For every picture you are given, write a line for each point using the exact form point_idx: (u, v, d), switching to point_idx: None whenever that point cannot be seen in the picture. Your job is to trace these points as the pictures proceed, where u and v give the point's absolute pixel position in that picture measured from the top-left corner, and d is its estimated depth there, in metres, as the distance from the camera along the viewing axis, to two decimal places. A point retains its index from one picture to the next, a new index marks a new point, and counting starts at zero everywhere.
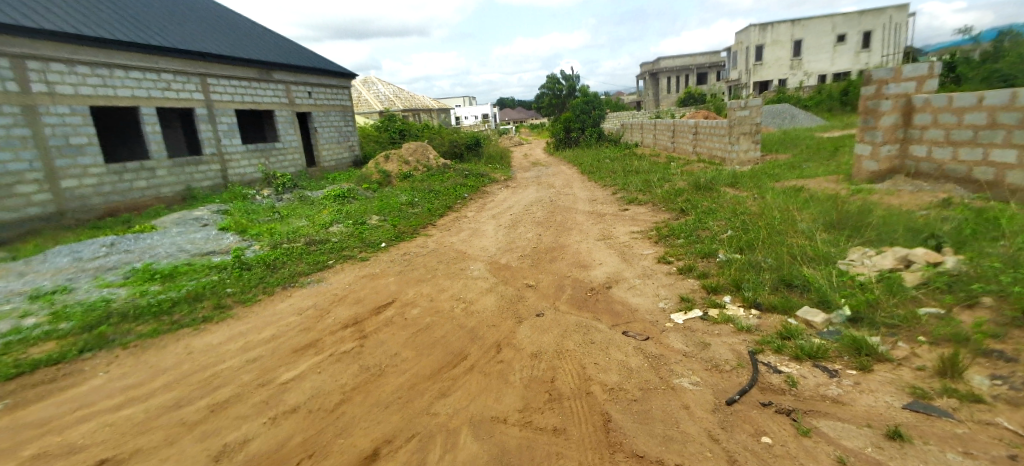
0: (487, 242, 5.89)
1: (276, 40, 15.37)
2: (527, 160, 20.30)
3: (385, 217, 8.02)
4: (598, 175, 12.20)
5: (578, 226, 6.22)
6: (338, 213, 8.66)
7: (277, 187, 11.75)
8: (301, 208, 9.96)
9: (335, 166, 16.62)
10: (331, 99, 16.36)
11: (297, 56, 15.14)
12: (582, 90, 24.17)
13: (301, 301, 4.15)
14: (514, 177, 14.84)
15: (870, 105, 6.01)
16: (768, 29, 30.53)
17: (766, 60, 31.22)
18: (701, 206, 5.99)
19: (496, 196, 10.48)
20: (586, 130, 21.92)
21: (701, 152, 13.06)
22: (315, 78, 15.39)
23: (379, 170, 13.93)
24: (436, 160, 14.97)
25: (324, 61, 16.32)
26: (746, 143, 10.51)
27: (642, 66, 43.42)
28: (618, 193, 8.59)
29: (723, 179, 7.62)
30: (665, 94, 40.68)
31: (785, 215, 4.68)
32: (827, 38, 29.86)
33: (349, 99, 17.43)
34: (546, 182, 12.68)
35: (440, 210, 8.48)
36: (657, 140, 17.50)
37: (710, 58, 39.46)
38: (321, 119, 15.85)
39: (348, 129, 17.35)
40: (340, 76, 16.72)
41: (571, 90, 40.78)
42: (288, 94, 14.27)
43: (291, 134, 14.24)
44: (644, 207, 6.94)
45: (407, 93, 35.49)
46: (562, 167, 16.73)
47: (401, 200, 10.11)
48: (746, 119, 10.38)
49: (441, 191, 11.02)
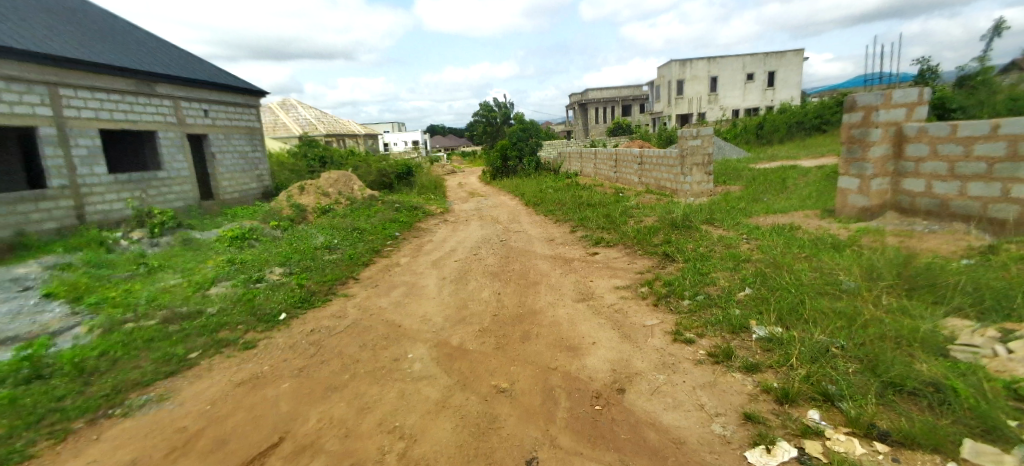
0: (430, 308, 4.40)
1: (167, 50, 13.07)
2: (462, 190, 18.94)
3: (292, 269, 6.26)
4: (546, 208, 11.14)
5: (546, 279, 4.94)
6: (228, 264, 6.71)
7: (151, 228, 9.34)
8: (181, 257, 7.83)
9: (239, 198, 14.22)
10: (232, 121, 14.09)
11: (190, 69, 12.85)
12: (517, 118, 23.52)
13: (110, 454, 2.44)
14: (451, 210, 13.47)
15: (857, 134, 5.34)
16: (688, 65, 32.20)
17: (685, 94, 32.78)
18: (689, 250, 4.99)
19: (434, 235, 9.00)
20: (523, 158, 21.10)
21: (649, 182, 12.50)
22: (212, 94, 13.14)
23: (290, 203, 11.88)
24: (360, 192, 13.18)
25: (227, 78, 14.13)
26: (699, 173, 9.99)
27: (571, 97, 44.42)
28: (578, 231, 7.48)
29: (695, 213, 6.77)
30: (594, 124, 41.63)
31: (814, 268, 3.72)
32: (738, 76, 31.99)
33: (256, 123, 15.19)
34: (489, 215, 11.45)
35: (366, 257, 6.83)
36: (597, 169, 17.01)
37: (634, 92, 41.22)
38: (220, 143, 13.52)
39: (255, 157, 15.03)
40: (245, 94, 14.52)
41: (504, 119, 40.59)
42: (178, 112, 11.92)
43: (180, 161, 11.84)
44: (616, 250, 5.85)
45: (331, 119, 33.09)
46: (502, 197, 15.55)
47: (316, 242, 8.31)
48: (699, 149, 9.86)
49: (367, 230, 9.31)
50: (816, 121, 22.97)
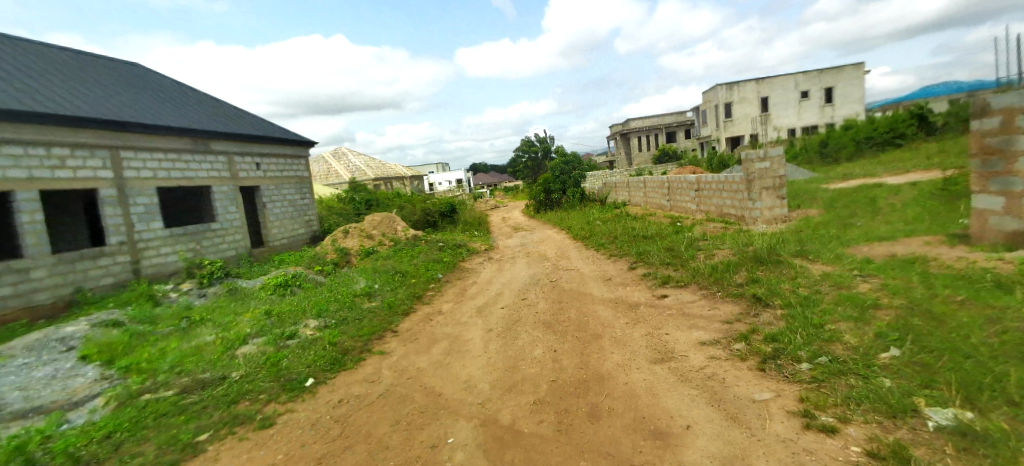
0: (476, 371, 3.74)
1: (224, 109, 13.70)
2: (506, 225, 18.50)
3: (329, 321, 5.82)
4: (597, 242, 10.37)
5: (609, 331, 4.17)
6: (267, 316, 6.38)
7: (200, 278, 9.37)
8: (223, 308, 7.65)
9: (288, 244, 14.41)
10: (283, 170, 14.47)
11: (243, 125, 13.36)
12: (558, 151, 23.14)
13: None
14: (496, 247, 12.96)
15: (995, 144, 4.46)
16: (734, 88, 30.99)
17: (735, 117, 31.35)
18: (787, 294, 4.10)
19: (478, 276, 8.44)
20: (568, 190, 20.51)
21: (708, 209, 11.48)
22: (263, 147, 13.55)
23: (335, 247, 11.79)
24: (405, 233, 12.98)
25: (278, 131, 14.64)
26: (770, 198, 8.94)
27: (612, 127, 43.87)
28: (638, 269, 6.66)
29: (779, 243, 5.81)
30: (638, 152, 40.68)
31: (986, 325, 2.77)
32: (791, 94, 30.36)
33: (305, 170, 15.57)
34: (535, 252, 10.80)
35: (407, 305, 6.31)
36: (647, 198, 16.11)
37: (678, 117, 40.15)
38: (271, 193, 13.86)
39: (304, 202, 15.31)
40: (294, 145, 14.94)
41: (546, 153, 40.51)
42: (231, 167, 12.30)
43: (232, 212, 12.12)
44: (690, 292, 4.99)
45: (378, 162, 34.17)
46: (548, 231, 14.93)
47: (358, 289, 7.95)
48: (768, 171, 8.86)
49: (409, 273, 8.90)
50: (888, 135, 21.11)
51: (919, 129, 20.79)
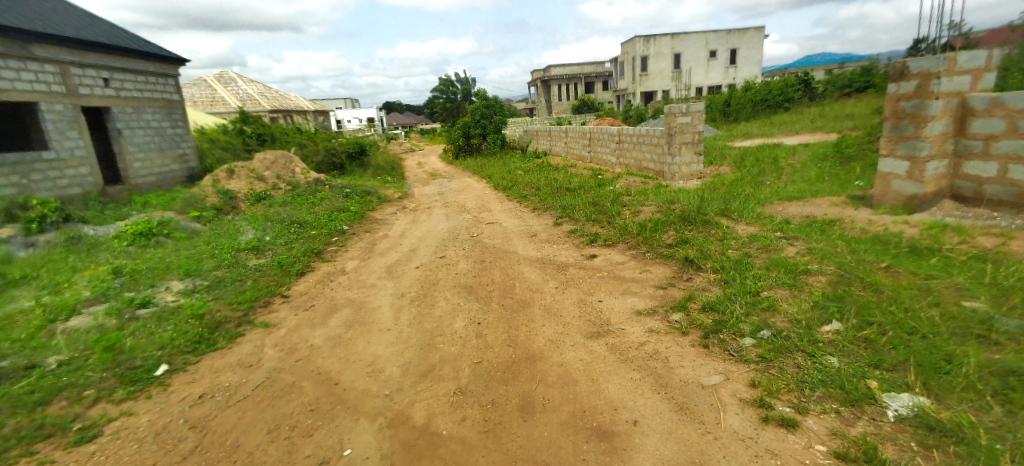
0: (384, 351, 3.13)
1: (48, 4, 10.70)
2: (422, 171, 17.38)
3: (199, 282, 4.78)
4: (518, 193, 9.93)
5: (538, 299, 3.77)
6: (115, 274, 5.12)
7: (26, 223, 7.38)
8: (58, 263, 6.12)
9: (156, 183, 12.13)
10: (142, 90, 11.87)
11: (81, 28, 10.59)
12: (479, 93, 21.93)
13: None
14: (411, 194, 12.03)
15: (908, 108, 4.45)
16: (651, 40, 31.33)
17: (650, 71, 31.96)
18: (718, 256, 3.92)
19: (389, 228, 7.61)
20: (488, 136, 19.67)
21: (628, 163, 11.46)
22: (113, 60, 10.95)
23: (216, 190, 10.05)
24: (304, 176, 11.49)
25: (130, 40, 11.86)
26: (688, 153, 8.99)
27: (533, 73, 42.83)
28: (564, 225, 6.31)
29: (703, 201, 5.72)
30: (558, 101, 40.41)
31: (921, 294, 2.71)
32: (702, 52, 31.39)
33: (176, 93, 12.98)
34: (453, 201, 10.12)
35: (302, 263, 5.38)
36: (568, 148, 15.89)
37: (597, 67, 40.15)
38: (128, 119, 11.38)
39: (176, 133, 12.87)
40: (158, 61, 12.28)
41: (466, 95, 38.92)
42: (65, 78, 9.77)
43: (73, 138, 9.74)
44: (619, 252, 4.71)
45: (275, 92, 30.24)
46: (467, 179, 14.19)
47: (244, 240, 6.78)
48: (688, 127, 8.82)
49: (308, 224, 7.80)
50: (779, 99, 22.96)
51: (804, 94, 22.99)
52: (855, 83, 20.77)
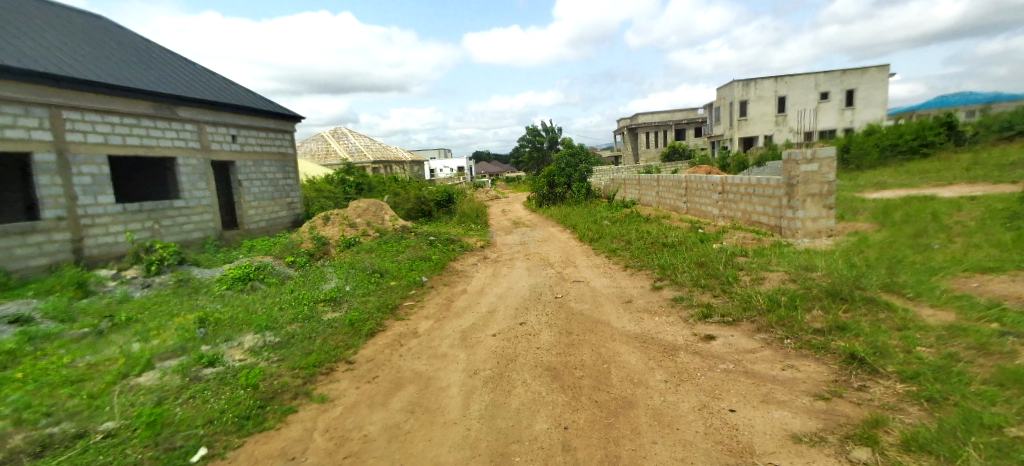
0: (449, 457, 2.49)
1: (199, 73, 12.37)
2: (506, 219, 17.24)
3: (272, 336, 4.58)
4: (608, 246, 9.14)
5: (642, 396, 2.91)
6: (199, 321, 5.07)
7: (147, 264, 8.05)
8: (162, 305, 6.41)
9: (266, 228, 13.12)
10: (263, 145, 13.13)
11: (219, 92, 12.02)
12: (565, 142, 21.81)
13: None
14: (493, 243, 11.74)
15: None
16: (751, 85, 29.39)
17: (750, 116, 29.87)
18: (907, 355, 2.87)
19: (468, 281, 7.18)
20: (573, 185, 19.25)
21: (734, 215, 10.21)
22: (241, 118, 12.23)
23: (312, 235, 10.47)
24: (392, 223, 11.70)
25: (259, 101, 13.30)
26: (815, 207, 7.68)
27: (620, 121, 42.45)
28: (666, 290, 5.41)
29: (852, 270, 4.53)
30: (645, 149, 39.33)
31: None
32: (811, 96, 28.86)
33: (290, 147, 14.23)
34: (536, 253, 9.57)
35: (374, 322, 5.01)
36: (660, 197, 14.86)
37: (688, 115, 38.77)
38: (248, 171, 12.54)
39: (287, 183, 14.00)
40: (277, 118, 13.58)
41: (552, 144, 39.49)
42: (201, 137, 10.99)
43: (200, 188, 10.82)
44: (745, 336, 3.71)
45: (376, 144, 32.85)
46: (551, 229, 13.67)
47: (325, 289, 6.71)
48: (815, 176, 7.57)
49: (389, 273, 7.64)
50: (914, 143, 19.83)
51: (948, 139, 19.29)
52: (1016, 125, 17.94)
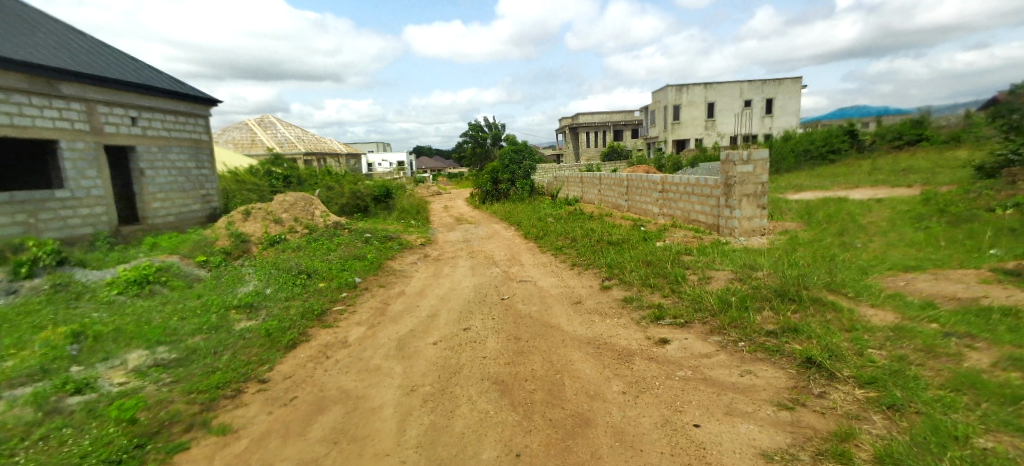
0: None
1: (90, 44, 10.77)
2: (447, 215, 16.69)
3: (168, 351, 3.89)
4: (553, 244, 8.96)
5: (600, 413, 2.63)
6: (73, 337, 4.22)
7: (14, 266, 6.76)
8: (31, 316, 5.37)
9: (174, 223, 11.68)
10: (171, 129, 11.68)
11: (114, 68, 10.51)
12: (508, 139, 21.55)
13: None
14: (434, 240, 11.23)
15: None
16: (683, 90, 30.72)
17: (683, 120, 31.21)
18: (863, 360, 2.79)
19: (406, 282, 6.67)
20: (516, 182, 19.04)
21: (674, 214, 10.41)
22: (142, 99, 10.79)
23: (229, 232, 9.41)
24: (323, 220, 10.82)
25: (166, 81, 11.81)
26: (750, 207, 7.88)
27: (562, 120, 42.99)
28: (614, 290, 5.25)
29: (796, 269, 4.56)
30: (586, 148, 40.12)
31: None
32: (737, 102, 30.66)
33: (205, 133, 12.80)
34: (479, 251, 9.21)
35: (295, 332, 4.39)
36: (602, 195, 14.99)
37: (626, 116, 39.98)
38: (153, 158, 11.09)
39: (201, 173, 12.58)
40: (189, 100, 12.15)
41: (495, 140, 39.23)
42: (90, 117, 9.52)
43: (90, 177, 9.38)
44: (699, 339, 3.57)
45: (309, 135, 30.90)
46: (494, 226, 13.36)
47: (241, 293, 5.93)
48: (750, 177, 7.76)
49: (317, 274, 6.94)
50: (823, 150, 21.63)
51: (851, 145, 21.47)
52: (905, 136, 20.07)
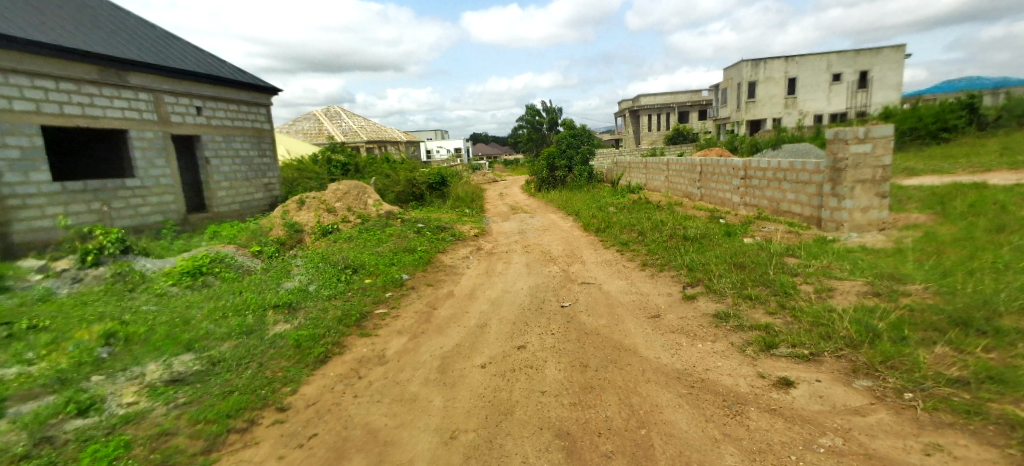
0: None
1: (160, 37, 11.06)
2: (503, 204, 16.04)
3: (192, 362, 3.48)
4: (619, 237, 8.01)
5: None
6: (106, 337, 3.94)
7: (82, 255, 6.87)
8: (84, 308, 5.28)
9: (238, 211, 11.87)
10: (234, 119, 11.84)
11: (181, 59, 10.71)
12: (566, 123, 20.49)
13: None
14: (488, 231, 10.61)
15: None
16: (760, 65, 27.90)
17: (759, 98, 28.43)
18: None
19: (456, 280, 6.05)
20: (574, 168, 18.03)
21: (759, 204, 9.07)
22: (206, 88, 10.93)
23: (283, 221, 9.30)
24: (376, 209, 10.52)
25: (229, 71, 11.98)
26: (866, 196, 6.52)
27: (622, 103, 40.95)
28: (702, 301, 4.30)
29: (965, 283, 3.39)
30: (648, 132, 37.95)
31: None
32: (823, 77, 27.44)
33: (266, 122, 12.93)
34: (535, 244, 8.45)
35: (328, 342, 3.87)
36: (670, 182, 13.69)
37: (693, 97, 37.30)
38: (217, 147, 11.27)
39: (263, 162, 12.74)
40: (251, 90, 12.28)
41: (553, 125, 38.07)
42: (158, 108, 9.71)
43: (158, 167, 9.58)
44: (839, 384, 2.60)
45: (369, 124, 31.41)
46: (552, 215, 12.53)
47: (284, 290, 5.58)
48: (867, 159, 6.39)
49: (364, 269, 6.51)
50: (932, 128, 18.64)
51: (968, 122, 18.18)
52: None
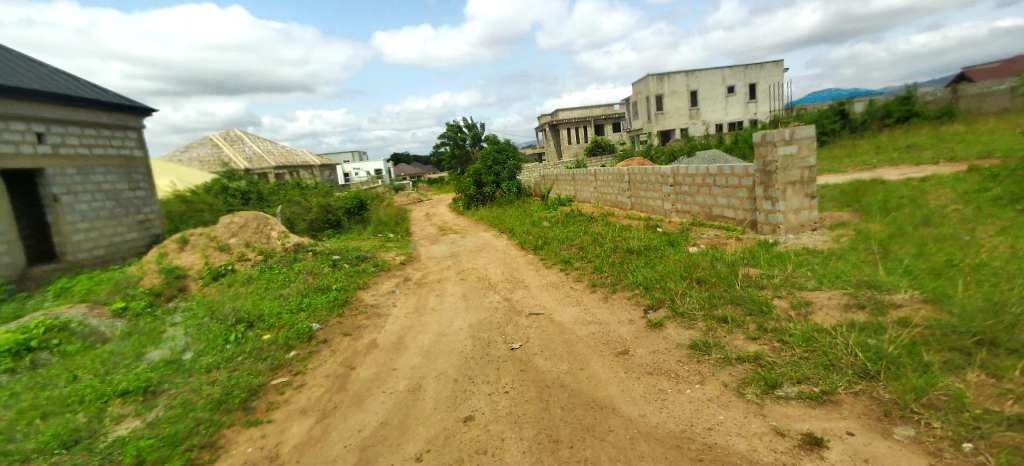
0: None
1: None
2: (429, 225, 15.03)
3: None
4: (558, 255, 7.44)
5: None
6: None
7: None
8: None
9: (104, 256, 9.79)
10: (93, 145, 9.82)
11: (13, 74, 8.66)
12: (489, 139, 19.99)
13: None
14: (415, 257, 9.61)
15: None
16: (665, 79, 29.44)
17: (667, 109, 29.85)
18: None
19: (378, 325, 5.05)
20: (502, 184, 17.52)
21: (691, 210, 8.98)
22: (50, 110, 8.94)
23: (159, 267, 7.66)
24: (282, 243, 9.12)
25: (85, 89, 9.99)
26: (797, 197, 6.49)
27: (542, 118, 41.63)
28: (671, 329, 3.71)
29: (949, 287, 3.09)
30: (568, 145, 38.76)
31: None
32: (720, 89, 29.65)
33: (138, 148, 10.95)
34: (468, 270, 7.63)
35: (191, 447, 2.74)
36: (598, 193, 13.53)
37: (607, 110, 38.82)
38: (70, 181, 9.23)
39: (137, 196, 10.72)
40: (115, 111, 10.32)
41: (476, 141, 37.65)
42: None
43: None
44: (879, 437, 2.05)
45: (277, 147, 28.88)
46: (484, 235, 11.79)
47: (143, 364, 4.26)
48: (795, 160, 6.37)
49: (261, 320, 5.29)
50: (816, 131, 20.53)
51: (842, 125, 20.21)
52: (894, 113, 18.76)
